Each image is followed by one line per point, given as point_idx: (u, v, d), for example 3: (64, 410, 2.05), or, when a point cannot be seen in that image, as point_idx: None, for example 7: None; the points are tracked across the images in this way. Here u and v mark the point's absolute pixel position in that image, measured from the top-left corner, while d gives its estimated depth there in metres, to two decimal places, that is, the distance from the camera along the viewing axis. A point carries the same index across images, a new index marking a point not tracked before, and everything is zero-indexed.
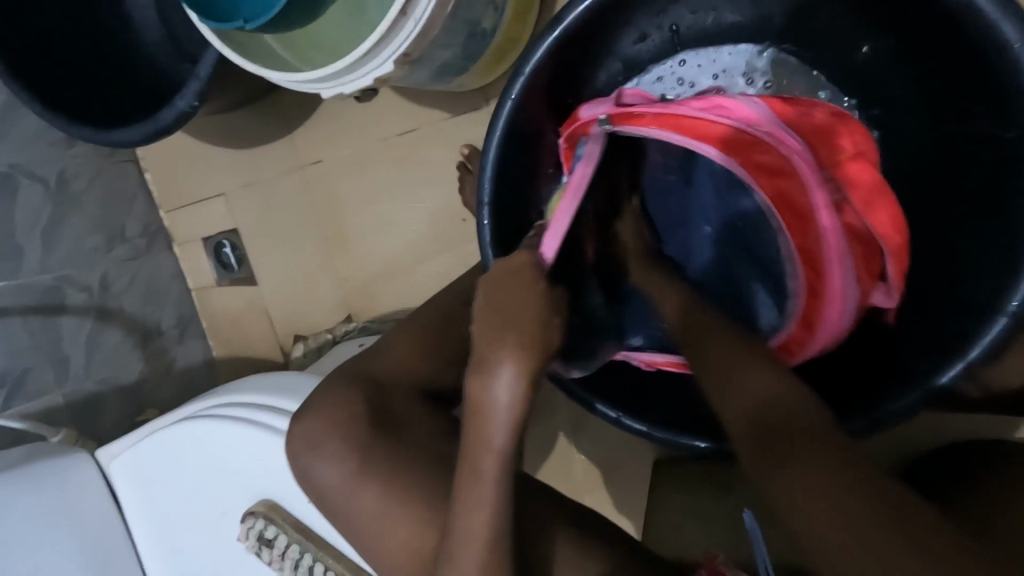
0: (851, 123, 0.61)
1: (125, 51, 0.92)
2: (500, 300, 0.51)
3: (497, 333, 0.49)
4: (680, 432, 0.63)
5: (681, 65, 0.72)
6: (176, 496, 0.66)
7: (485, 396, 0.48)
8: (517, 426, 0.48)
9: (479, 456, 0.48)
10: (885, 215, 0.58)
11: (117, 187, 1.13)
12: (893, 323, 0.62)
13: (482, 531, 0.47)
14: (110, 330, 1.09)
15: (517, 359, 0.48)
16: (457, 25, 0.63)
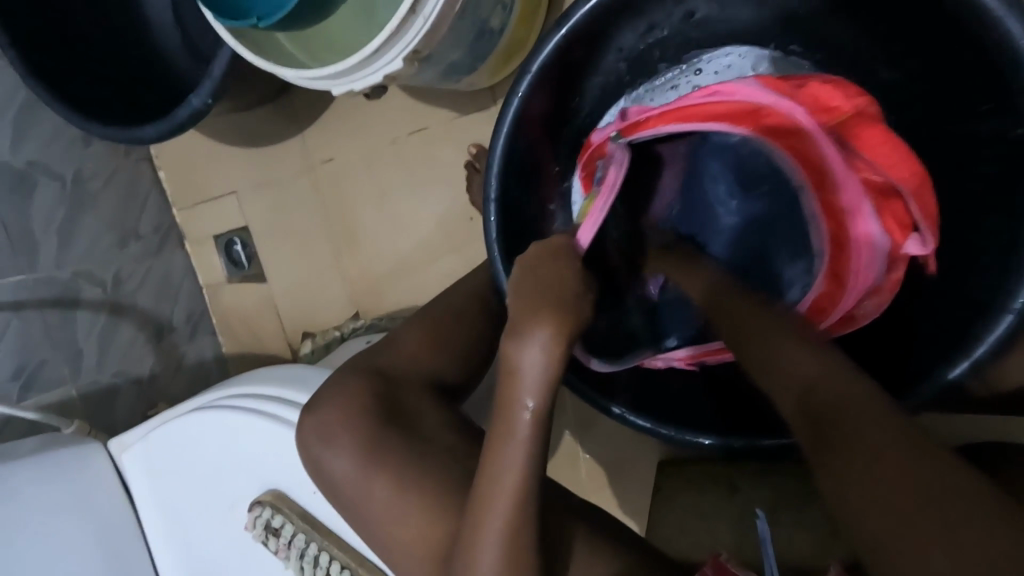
0: (846, 83, 0.59)
1: (141, 54, 0.95)
2: (537, 273, 0.51)
3: (531, 305, 0.48)
4: (685, 430, 0.64)
5: (697, 73, 0.70)
6: (183, 486, 0.69)
7: (518, 362, 0.47)
8: (549, 392, 0.47)
9: (506, 432, 0.47)
10: (898, 159, 0.57)
11: (132, 187, 1.16)
12: (936, 271, 0.59)
13: (499, 517, 0.45)
14: (124, 325, 1.13)
15: (550, 329, 0.47)
16: (466, 23, 0.63)
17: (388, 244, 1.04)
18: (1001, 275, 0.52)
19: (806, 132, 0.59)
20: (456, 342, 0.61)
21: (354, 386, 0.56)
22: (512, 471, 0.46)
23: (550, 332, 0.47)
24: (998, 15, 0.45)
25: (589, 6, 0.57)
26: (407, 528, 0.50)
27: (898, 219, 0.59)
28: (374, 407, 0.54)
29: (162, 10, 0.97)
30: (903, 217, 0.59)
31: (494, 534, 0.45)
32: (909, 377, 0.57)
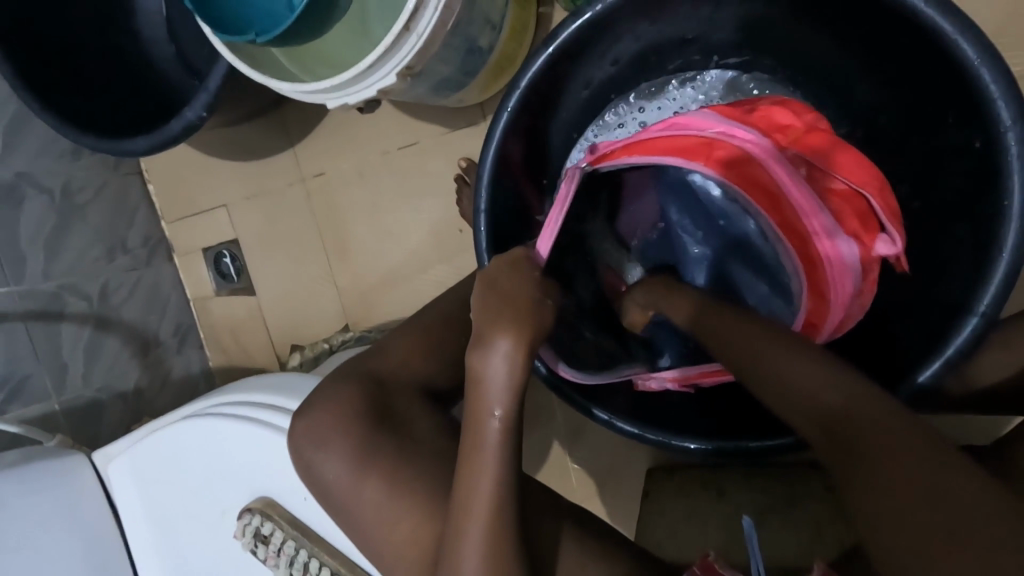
0: (792, 105, 0.66)
1: (134, 68, 0.96)
2: (495, 286, 0.52)
3: (493, 314, 0.49)
4: (672, 434, 0.65)
5: (642, 111, 0.77)
6: (170, 496, 0.68)
7: (482, 371, 0.48)
8: (515, 397, 0.48)
9: (477, 435, 0.48)
10: (855, 166, 0.61)
11: (121, 200, 1.16)
12: (908, 269, 0.61)
13: (484, 511, 0.47)
14: (109, 338, 1.12)
15: (511, 338, 0.48)
16: (456, 42, 0.66)
17: (379, 256, 1.06)
18: (967, 280, 0.55)
19: (758, 158, 0.61)
20: (447, 348, 0.62)
21: (348, 391, 0.56)
22: (487, 470, 0.47)
23: (512, 341, 0.48)
24: (952, 36, 0.48)
25: (576, 26, 0.59)
26: (398, 528, 0.51)
27: (863, 220, 0.62)
28: (366, 410, 0.55)
29: (155, 25, 0.98)
30: (870, 221, 0.61)
31: (478, 529, 0.46)
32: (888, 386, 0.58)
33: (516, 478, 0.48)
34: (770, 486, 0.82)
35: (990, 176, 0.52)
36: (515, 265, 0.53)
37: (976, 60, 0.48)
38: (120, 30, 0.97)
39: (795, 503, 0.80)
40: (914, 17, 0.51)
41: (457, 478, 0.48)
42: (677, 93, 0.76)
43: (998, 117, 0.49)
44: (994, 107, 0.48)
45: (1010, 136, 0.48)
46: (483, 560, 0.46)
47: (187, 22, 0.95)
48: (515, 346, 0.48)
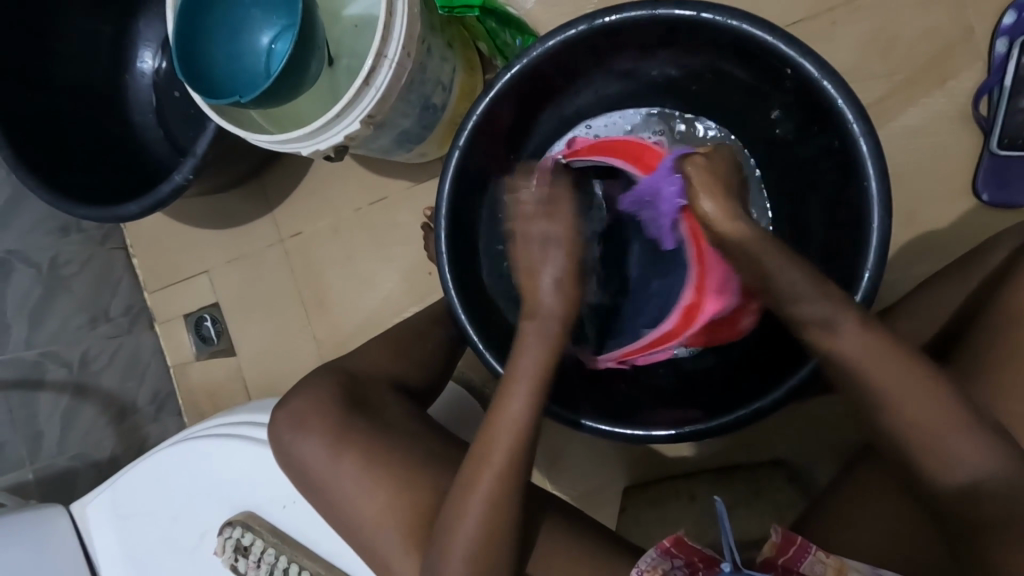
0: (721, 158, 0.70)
1: (124, 148, 1.06)
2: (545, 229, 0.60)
3: (547, 257, 0.59)
4: (638, 426, 0.70)
5: (588, 129, 0.84)
6: (157, 527, 0.70)
7: (536, 304, 0.58)
8: (558, 331, 0.58)
9: (512, 388, 0.57)
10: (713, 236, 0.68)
11: (105, 272, 1.22)
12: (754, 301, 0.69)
13: (503, 454, 0.55)
14: (87, 407, 1.13)
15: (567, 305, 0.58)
16: (412, 98, 0.78)
17: (355, 306, 1.13)
18: (854, 253, 0.65)
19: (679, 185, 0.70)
20: (413, 354, 0.71)
21: (319, 392, 0.62)
22: (519, 403, 0.56)
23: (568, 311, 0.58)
24: (797, 60, 0.62)
25: (508, 77, 0.71)
26: (375, 497, 0.58)
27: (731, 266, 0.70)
28: (341, 403, 0.61)
29: (146, 112, 1.09)
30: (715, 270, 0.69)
31: (501, 457, 0.54)
32: (795, 359, 0.69)
33: (540, 424, 0.57)
34: (736, 484, 0.86)
35: (852, 168, 0.63)
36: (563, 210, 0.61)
37: (819, 77, 0.61)
38: (113, 116, 1.07)
39: (759, 493, 0.85)
40: (770, 50, 0.64)
41: (484, 426, 0.56)
42: (617, 115, 0.84)
43: (844, 117, 0.61)
44: (839, 110, 0.61)
45: (856, 128, 0.60)
46: (498, 490, 0.54)
47: (178, 108, 1.08)
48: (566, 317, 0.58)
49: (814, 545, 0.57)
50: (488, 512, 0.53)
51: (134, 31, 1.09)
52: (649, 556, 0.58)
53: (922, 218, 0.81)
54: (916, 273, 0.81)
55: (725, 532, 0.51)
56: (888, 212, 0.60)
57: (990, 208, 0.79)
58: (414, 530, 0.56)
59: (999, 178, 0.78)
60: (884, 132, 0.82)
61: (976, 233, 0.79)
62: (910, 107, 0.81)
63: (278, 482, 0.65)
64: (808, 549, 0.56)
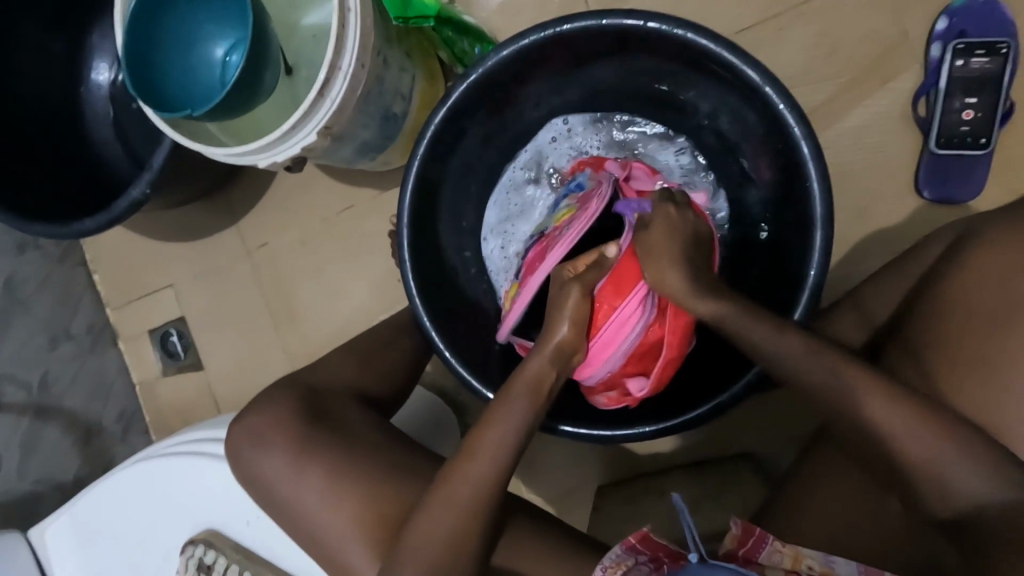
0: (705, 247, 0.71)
1: (81, 162, 1.04)
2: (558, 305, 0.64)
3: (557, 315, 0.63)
4: (615, 428, 0.71)
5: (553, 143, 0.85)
6: (119, 552, 0.68)
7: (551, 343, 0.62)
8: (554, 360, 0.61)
9: (505, 405, 0.59)
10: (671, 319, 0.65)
11: (65, 290, 1.19)
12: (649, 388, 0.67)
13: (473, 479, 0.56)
14: (49, 428, 1.11)
15: (567, 339, 0.62)
16: (371, 108, 0.78)
17: (326, 316, 1.12)
18: (800, 250, 0.68)
19: None
20: (378, 365, 0.71)
21: (279, 407, 0.62)
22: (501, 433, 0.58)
23: (564, 342, 0.62)
24: (739, 67, 0.65)
25: (462, 89, 0.73)
26: (340, 508, 0.58)
27: (649, 352, 0.66)
28: (302, 414, 0.61)
29: (104, 125, 1.07)
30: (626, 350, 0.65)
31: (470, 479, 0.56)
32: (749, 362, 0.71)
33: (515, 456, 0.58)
34: (706, 479, 0.88)
35: (796, 168, 0.65)
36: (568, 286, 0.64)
37: (760, 82, 0.64)
38: (68, 130, 1.05)
39: (725, 488, 0.87)
40: (715, 58, 0.66)
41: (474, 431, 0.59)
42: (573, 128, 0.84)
43: (786, 122, 0.64)
44: (782, 114, 0.64)
45: (797, 131, 0.63)
46: (461, 510, 0.55)
47: (137, 121, 1.06)
48: (559, 351, 0.61)
49: (772, 535, 0.59)
50: (455, 531, 0.55)
51: (88, 43, 1.07)
52: (614, 553, 0.60)
53: (870, 214, 0.84)
54: (868, 268, 0.84)
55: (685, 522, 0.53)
56: (829, 211, 0.63)
57: (932, 203, 0.83)
58: (381, 535, 0.57)
59: (938, 175, 0.82)
60: (832, 134, 0.85)
61: (919, 227, 0.83)
62: (856, 108, 0.85)
63: (241, 497, 0.64)
64: (765, 539, 0.59)
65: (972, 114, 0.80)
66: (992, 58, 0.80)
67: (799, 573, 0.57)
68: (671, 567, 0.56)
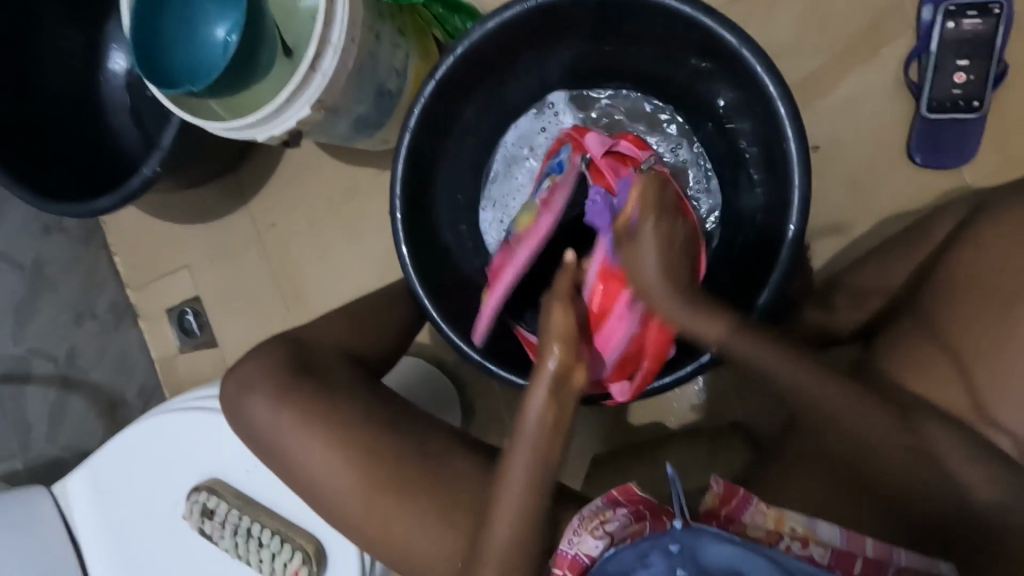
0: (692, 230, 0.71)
1: (99, 147, 1.10)
2: (544, 325, 0.59)
3: (544, 343, 0.58)
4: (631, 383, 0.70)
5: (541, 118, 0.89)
6: (133, 501, 0.74)
7: (544, 374, 0.58)
8: (552, 389, 0.57)
9: (517, 441, 0.58)
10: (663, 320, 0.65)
11: (88, 270, 1.25)
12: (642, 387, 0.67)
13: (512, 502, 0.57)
14: (75, 399, 1.17)
15: (560, 362, 0.58)
16: (364, 84, 0.81)
17: (332, 293, 1.16)
18: (780, 210, 0.68)
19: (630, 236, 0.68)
20: (370, 328, 0.74)
21: (270, 360, 0.66)
22: (523, 471, 0.57)
23: (559, 365, 0.58)
24: (718, 31, 0.66)
25: (450, 63, 0.75)
26: (330, 454, 0.62)
27: (632, 360, 0.66)
28: (296, 368, 0.65)
29: (120, 111, 1.12)
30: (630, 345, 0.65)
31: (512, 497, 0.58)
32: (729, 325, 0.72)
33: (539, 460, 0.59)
34: (697, 445, 0.91)
35: (773, 130, 0.67)
36: (553, 304, 0.59)
37: (737, 44, 0.65)
38: (87, 116, 1.11)
39: (716, 452, 0.90)
40: (695, 22, 0.67)
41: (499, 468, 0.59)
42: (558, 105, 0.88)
43: (763, 82, 0.65)
44: (758, 74, 0.65)
45: (773, 91, 0.64)
46: (511, 529, 0.57)
47: (151, 107, 1.11)
48: (558, 377, 0.57)
49: (755, 497, 0.61)
50: (506, 530, 0.58)
51: (105, 33, 1.12)
52: (594, 504, 0.62)
53: (863, 181, 0.84)
54: (861, 235, 0.84)
55: (675, 489, 0.57)
56: (807, 170, 0.64)
57: (925, 169, 0.82)
58: (370, 480, 0.61)
59: (930, 140, 0.81)
60: (823, 101, 0.85)
61: (911, 195, 0.83)
62: (848, 75, 0.84)
63: (240, 446, 0.69)
64: (749, 500, 0.60)
65: (964, 77, 0.79)
66: (985, 19, 0.78)
67: (782, 533, 0.59)
68: (653, 522, 0.60)
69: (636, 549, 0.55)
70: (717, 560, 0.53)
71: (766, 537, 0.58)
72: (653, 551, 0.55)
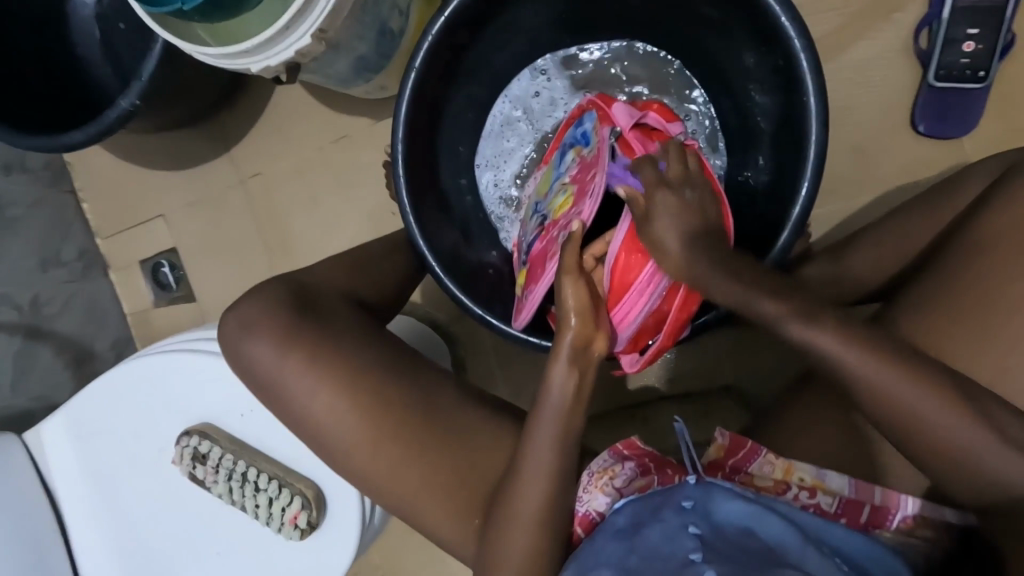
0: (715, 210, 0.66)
1: (67, 79, 1.01)
2: (561, 299, 0.59)
3: (563, 317, 0.59)
4: None
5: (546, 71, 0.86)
6: (115, 447, 0.71)
7: (562, 348, 0.58)
8: (572, 362, 0.58)
9: (541, 418, 0.57)
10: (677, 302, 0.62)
11: (54, 215, 1.17)
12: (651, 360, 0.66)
13: (538, 487, 0.56)
14: (42, 349, 1.11)
15: (576, 334, 0.59)
16: (366, 20, 0.77)
17: (320, 247, 1.12)
18: (794, 167, 0.68)
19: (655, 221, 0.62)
20: (369, 276, 0.71)
21: (268, 303, 0.63)
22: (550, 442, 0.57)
23: (575, 337, 0.59)
24: None
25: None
26: (330, 399, 0.60)
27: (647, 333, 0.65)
28: (296, 311, 0.62)
29: (90, 41, 1.04)
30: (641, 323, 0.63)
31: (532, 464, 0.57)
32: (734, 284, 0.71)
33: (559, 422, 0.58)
34: (688, 406, 0.92)
35: (793, 84, 0.65)
36: (569, 275, 0.59)
37: None
38: (53, 45, 1.02)
39: (708, 414, 0.91)
40: None
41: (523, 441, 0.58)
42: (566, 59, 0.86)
43: (787, 33, 0.63)
44: (781, 24, 0.63)
45: (797, 43, 0.63)
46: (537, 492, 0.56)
47: (126, 39, 1.03)
48: (576, 348, 0.58)
49: (764, 448, 0.62)
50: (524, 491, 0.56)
51: None
52: (602, 459, 0.63)
53: (866, 149, 0.85)
54: (861, 203, 0.85)
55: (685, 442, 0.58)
56: (825, 125, 0.63)
57: (927, 138, 0.83)
58: (371, 428, 0.60)
59: (936, 109, 0.82)
60: (832, 66, 0.84)
61: (911, 164, 0.83)
62: (858, 41, 0.84)
63: (233, 389, 0.68)
64: (757, 451, 0.61)
65: (973, 46, 0.80)
66: None
67: (789, 484, 0.60)
68: (658, 473, 0.60)
69: (646, 504, 0.56)
70: (728, 519, 0.53)
71: (774, 487, 0.60)
72: (665, 507, 0.55)
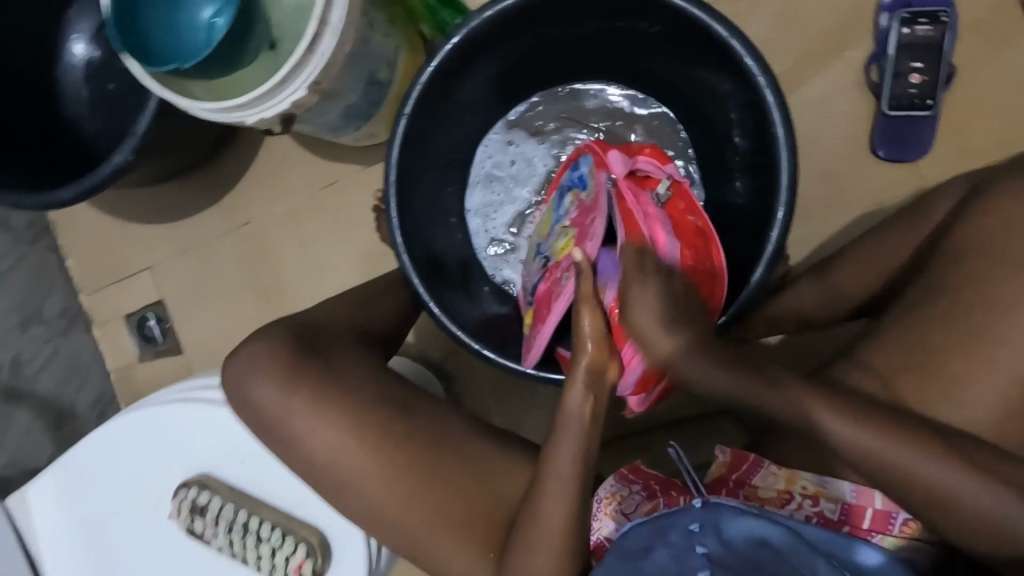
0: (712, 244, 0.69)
1: (55, 138, 1.03)
2: (575, 326, 0.57)
3: (578, 345, 0.56)
4: None
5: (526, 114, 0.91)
6: (106, 502, 0.71)
7: (578, 375, 0.56)
8: (588, 390, 0.56)
9: (556, 447, 0.57)
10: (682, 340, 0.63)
11: (36, 273, 1.16)
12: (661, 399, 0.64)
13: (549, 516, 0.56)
14: (20, 411, 1.07)
15: (593, 360, 0.56)
16: (356, 72, 0.80)
17: (310, 292, 1.12)
18: (769, 193, 0.72)
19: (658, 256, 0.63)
20: (366, 315, 0.72)
21: (267, 348, 0.62)
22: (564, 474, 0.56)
23: (592, 363, 0.56)
24: (710, 24, 0.69)
25: (448, 49, 0.74)
26: (335, 440, 0.60)
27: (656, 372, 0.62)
28: (296, 354, 0.62)
29: (79, 101, 1.06)
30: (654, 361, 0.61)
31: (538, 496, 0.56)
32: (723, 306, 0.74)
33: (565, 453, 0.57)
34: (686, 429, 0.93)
35: (761, 117, 0.70)
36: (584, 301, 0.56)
37: (727, 36, 0.68)
38: (42, 107, 1.04)
39: (709, 437, 0.91)
40: (685, 15, 0.71)
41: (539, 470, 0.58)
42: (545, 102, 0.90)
43: (752, 72, 0.68)
44: (747, 65, 0.68)
45: (762, 80, 0.67)
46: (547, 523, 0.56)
47: (115, 99, 1.06)
48: (592, 375, 0.56)
49: (767, 459, 0.63)
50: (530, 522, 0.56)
51: (63, 21, 1.06)
52: (609, 484, 0.64)
53: (832, 173, 0.90)
54: (833, 223, 0.89)
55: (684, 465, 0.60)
56: (793, 153, 0.67)
57: (888, 162, 0.89)
58: (376, 466, 0.60)
59: (893, 135, 0.88)
60: (794, 99, 0.91)
61: (875, 185, 0.89)
62: (814, 76, 0.91)
63: (229, 436, 0.68)
64: (759, 464, 0.63)
65: (919, 78, 0.87)
66: (934, 26, 0.86)
67: (792, 492, 0.61)
68: (664, 497, 0.61)
69: (652, 525, 0.56)
70: (738, 536, 0.53)
71: (776, 498, 0.61)
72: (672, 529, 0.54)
